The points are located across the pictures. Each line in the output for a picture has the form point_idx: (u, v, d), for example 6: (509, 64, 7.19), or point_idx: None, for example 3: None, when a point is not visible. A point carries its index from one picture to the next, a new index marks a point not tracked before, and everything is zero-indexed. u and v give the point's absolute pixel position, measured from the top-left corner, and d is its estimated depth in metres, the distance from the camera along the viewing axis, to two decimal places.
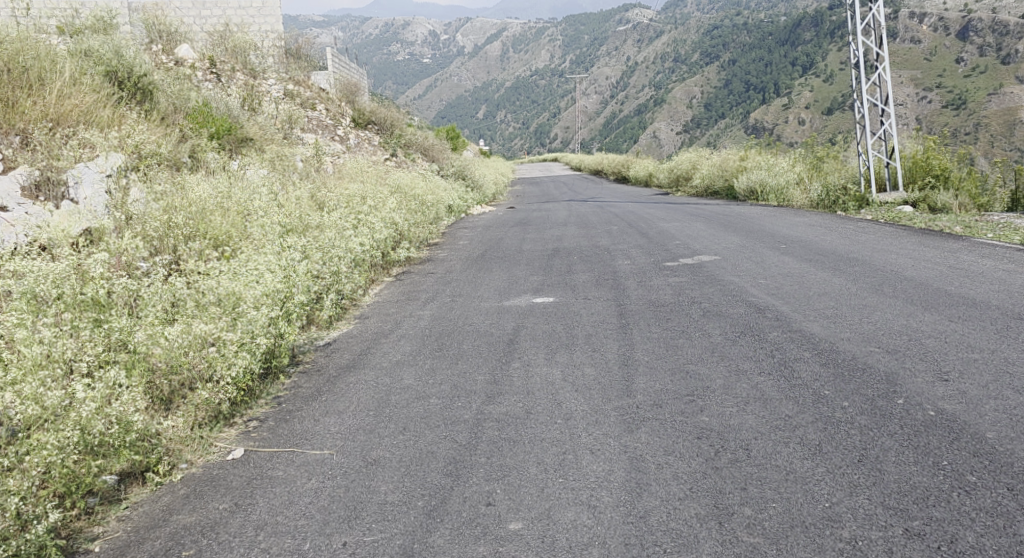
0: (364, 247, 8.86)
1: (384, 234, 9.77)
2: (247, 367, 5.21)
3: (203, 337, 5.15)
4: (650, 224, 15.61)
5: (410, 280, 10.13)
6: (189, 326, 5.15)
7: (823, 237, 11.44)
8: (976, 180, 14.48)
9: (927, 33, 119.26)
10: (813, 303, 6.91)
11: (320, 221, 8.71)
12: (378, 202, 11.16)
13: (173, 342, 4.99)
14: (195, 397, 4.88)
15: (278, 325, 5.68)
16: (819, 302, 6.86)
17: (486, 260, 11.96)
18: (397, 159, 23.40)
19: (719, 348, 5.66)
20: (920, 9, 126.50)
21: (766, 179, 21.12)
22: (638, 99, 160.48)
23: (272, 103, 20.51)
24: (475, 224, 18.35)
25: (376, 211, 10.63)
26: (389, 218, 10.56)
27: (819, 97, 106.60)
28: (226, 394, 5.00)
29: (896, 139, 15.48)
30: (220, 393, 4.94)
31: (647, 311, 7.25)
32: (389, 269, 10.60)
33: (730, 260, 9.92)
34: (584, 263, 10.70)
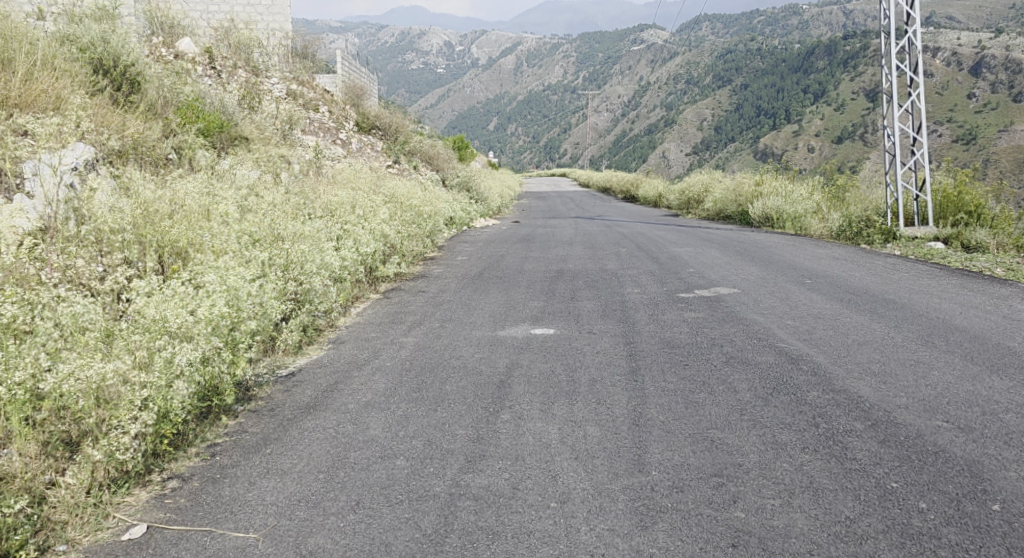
0: (343, 263, 7.93)
1: (370, 248, 8.86)
2: (168, 411, 4.31)
3: (109, 377, 4.22)
4: (661, 248, 14.68)
5: (398, 298, 9.21)
6: (92, 362, 4.23)
7: (851, 273, 10.54)
8: (1012, 220, 13.59)
9: (941, 67, 118.90)
10: (855, 353, 5.99)
11: (294, 230, 7.70)
12: (369, 212, 10.22)
13: (67, 381, 4.08)
14: (91, 453, 3.98)
15: (214, 360, 4.75)
16: (862, 353, 5.94)
17: (484, 279, 11.06)
18: (399, 167, 22.51)
19: (748, 409, 4.72)
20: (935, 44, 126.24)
21: (783, 206, 20.25)
22: (650, 119, 160.16)
23: (272, 102, 19.60)
24: (476, 239, 17.41)
25: (364, 222, 9.70)
26: (377, 228, 9.63)
27: (831, 126, 106.01)
28: (132, 450, 4.09)
29: (928, 171, 14.58)
30: (124, 448, 4.03)
31: (661, 353, 6.33)
32: (376, 284, 9.68)
33: (752, 294, 9.01)
34: (589, 290, 9.79)
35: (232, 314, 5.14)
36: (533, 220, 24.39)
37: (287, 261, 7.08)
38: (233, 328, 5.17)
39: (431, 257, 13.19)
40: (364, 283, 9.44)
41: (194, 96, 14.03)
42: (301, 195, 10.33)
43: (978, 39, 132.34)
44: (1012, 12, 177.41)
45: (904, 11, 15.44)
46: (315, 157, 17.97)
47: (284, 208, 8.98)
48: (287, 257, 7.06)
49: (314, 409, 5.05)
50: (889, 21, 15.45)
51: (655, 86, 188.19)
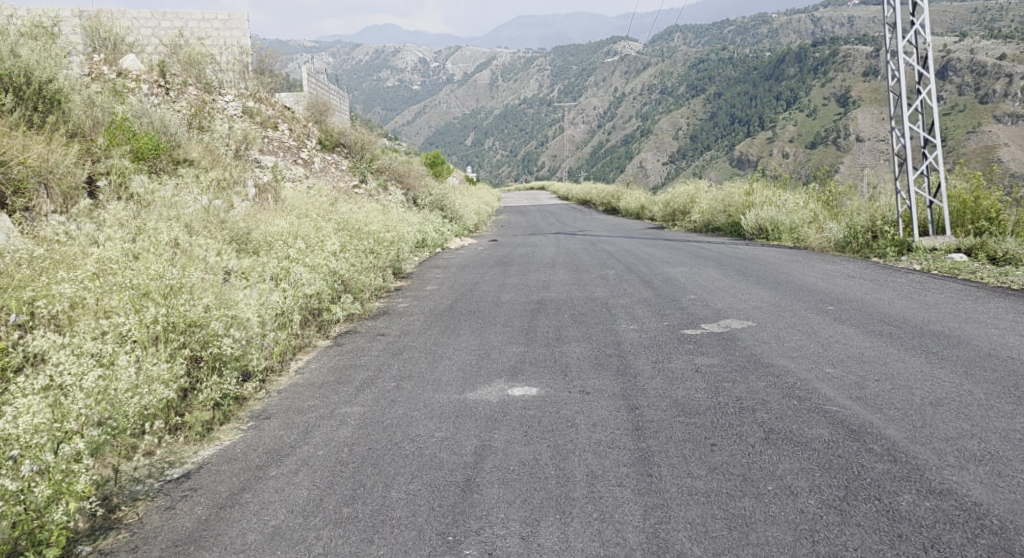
0: (267, 313, 6.39)
1: (310, 290, 7.33)
2: None
3: None
4: (653, 268, 13.27)
5: (349, 341, 7.75)
6: None
7: (879, 298, 9.27)
8: None
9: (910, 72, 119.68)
10: (934, 419, 4.68)
11: (195, 277, 5.89)
12: (318, 245, 8.67)
13: None
14: None
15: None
16: (945, 423, 4.61)
17: (453, 315, 9.64)
18: (367, 188, 20.98)
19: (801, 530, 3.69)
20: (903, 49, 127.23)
21: (778, 216, 19.03)
22: (624, 129, 159.39)
23: (226, 121, 17.97)
24: (449, 264, 15.87)
25: (307, 256, 8.17)
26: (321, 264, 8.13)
27: (806, 133, 105.92)
28: None
29: (944, 176, 13.35)
30: None
31: (676, 422, 4.88)
32: (328, 328, 8.13)
33: (773, 329, 7.64)
34: (577, 328, 8.38)
35: (56, 425, 4.19)
36: (511, 237, 22.95)
37: (182, 323, 5.47)
38: (52, 452, 4.11)
39: (396, 289, 11.69)
40: (312, 326, 7.98)
41: (124, 115, 12.34)
42: (238, 227, 8.85)
43: (943, 44, 133.94)
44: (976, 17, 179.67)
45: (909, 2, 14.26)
46: (272, 181, 16.44)
47: (206, 245, 7.42)
48: (182, 318, 5.47)
49: (199, 545, 3.93)
50: (895, 15, 14.23)
51: (629, 97, 188.29)
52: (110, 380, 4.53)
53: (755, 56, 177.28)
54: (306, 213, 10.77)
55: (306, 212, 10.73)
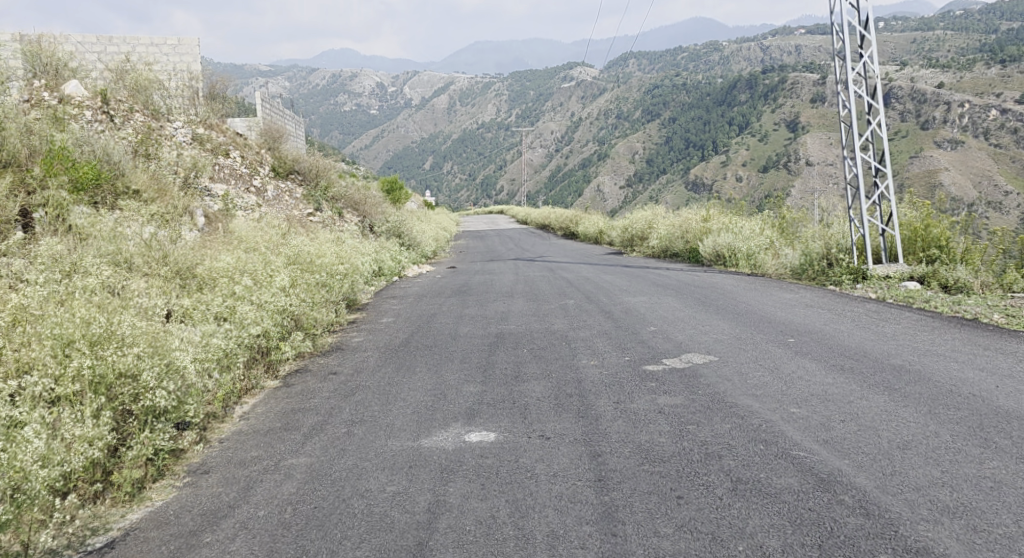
0: (205, 360, 6.16)
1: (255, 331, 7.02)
2: None
3: None
4: (612, 298, 13.13)
5: (299, 382, 7.41)
6: None
7: (838, 329, 9.20)
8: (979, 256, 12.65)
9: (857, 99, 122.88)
10: (902, 472, 4.62)
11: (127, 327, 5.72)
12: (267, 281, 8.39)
13: None
14: None
15: None
16: (912, 475, 4.60)
17: (409, 350, 9.37)
18: (322, 216, 20.62)
19: None
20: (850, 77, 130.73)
21: (735, 243, 19.09)
22: (581, 154, 160.64)
23: (174, 148, 17.49)
24: (405, 293, 15.54)
25: (253, 293, 7.86)
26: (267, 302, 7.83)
27: (758, 158, 107.78)
28: None
29: (895, 205, 13.47)
30: None
31: (642, 483, 4.72)
32: (278, 367, 7.80)
33: (735, 365, 7.49)
34: (536, 365, 8.15)
35: None
36: (470, 264, 22.74)
37: (110, 375, 5.44)
38: None
39: (351, 322, 11.36)
40: (262, 367, 7.64)
41: (62, 143, 11.81)
42: (179, 263, 8.51)
43: (886, 73, 138.05)
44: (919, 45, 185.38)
45: (858, 33, 14.44)
46: (223, 210, 16.35)
47: (141, 288, 7.13)
48: (110, 372, 5.45)
49: None
50: (845, 45, 14.35)
51: (585, 122, 190.13)
52: (17, 451, 4.64)
53: (707, 82, 180.63)
54: (254, 248, 10.40)
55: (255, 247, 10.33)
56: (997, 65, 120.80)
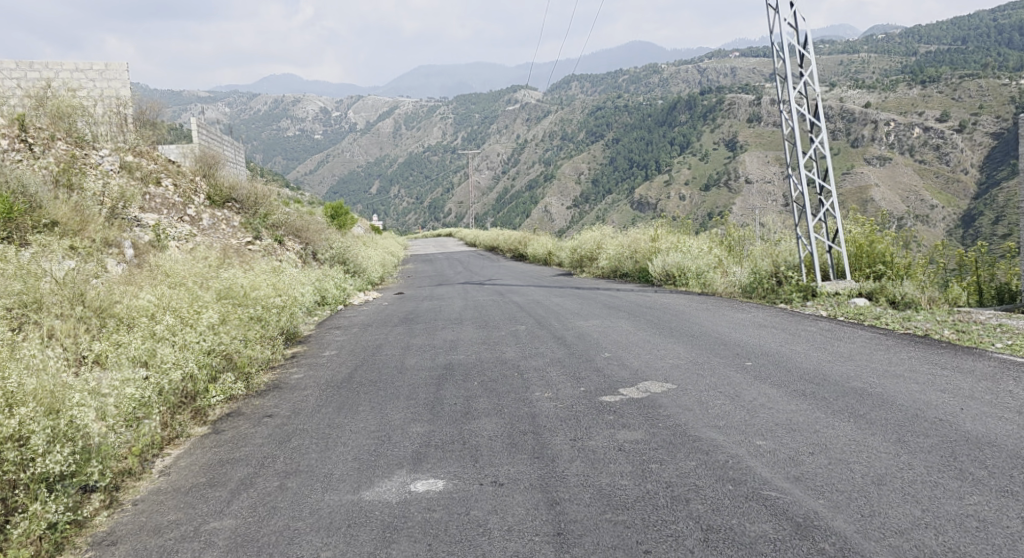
0: (111, 411, 5.79)
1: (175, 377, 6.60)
2: None
3: None
4: (564, 322, 12.78)
5: (230, 428, 6.88)
6: None
7: (792, 351, 8.96)
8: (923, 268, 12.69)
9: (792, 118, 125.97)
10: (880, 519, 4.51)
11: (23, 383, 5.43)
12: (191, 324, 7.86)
13: None
14: None
15: None
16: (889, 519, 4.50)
17: (352, 387, 8.89)
18: (261, 244, 19.97)
19: None
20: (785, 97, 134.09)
21: (683, 262, 18.97)
22: (527, 176, 161.26)
23: (99, 178, 16.70)
24: (350, 323, 15.01)
25: (176, 335, 7.42)
26: (188, 347, 7.36)
27: (700, 176, 109.38)
28: None
29: (841, 221, 13.40)
30: None
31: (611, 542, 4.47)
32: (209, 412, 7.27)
33: (694, 394, 7.16)
34: (486, 399, 7.74)
35: None
36: (417, 289, 22.25)
37: None
38: None
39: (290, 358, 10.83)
40: (191, 417, 7.03)
41: None
42: (92, 305, 8.01)
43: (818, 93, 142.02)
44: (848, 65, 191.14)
45: (797, 53, 14.40)
46: (154, 240, 15.87)
47: (44, 341, 6.65)
48: None
49: None
50: (785, 62, 14.28)
51: (529, 144, 191.45)
52: None
53: (647, 104, 183.62)
54: (180, 283, 9.76)
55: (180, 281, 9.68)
56: (919, 84, 125.61)
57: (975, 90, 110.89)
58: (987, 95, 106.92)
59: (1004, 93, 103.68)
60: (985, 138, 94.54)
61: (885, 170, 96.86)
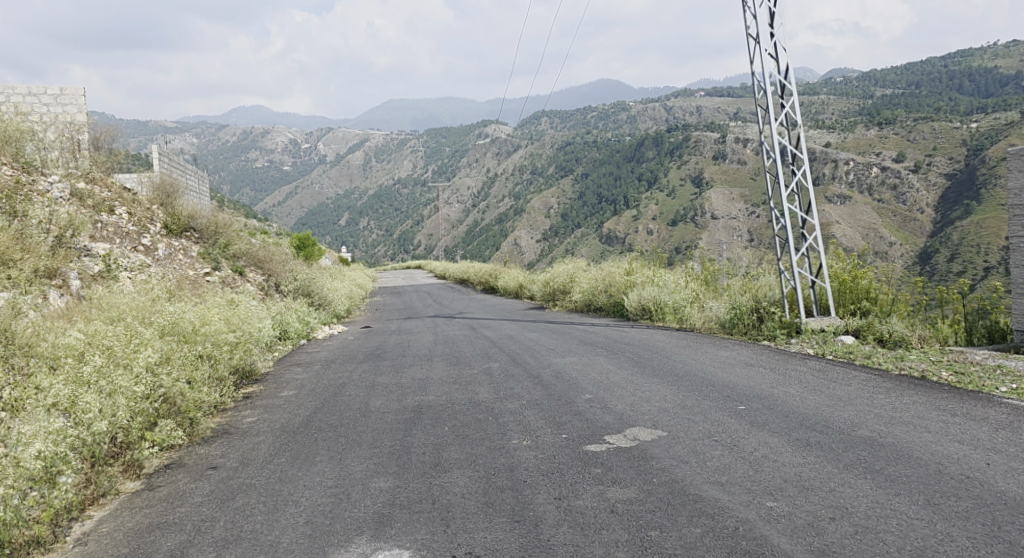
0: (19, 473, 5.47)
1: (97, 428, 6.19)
2: None
3: None
4: (539, 359, 12.12)
5: (165, 484, 6.41)
6: None
7: (786, 393, 8.29)
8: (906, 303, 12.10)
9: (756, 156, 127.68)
10: None
11: None
12: (124, 368, 7.20)
13: None
14: None
15: None
16: None
17: (309, 433, 8.19)
18: (220, 275, 19.17)
19: None
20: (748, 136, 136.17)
21: (659, 296, 18.43)
22: (496, 209, 161.35)
23: (46, 204, 15.80)
24: (312, 360, 14.18)
25: (109, 378, 6.94)
26: (115, 392, 6.72)
27: (666, 211, 110.08)
28: None
29: (825, 255, 12.73)
30: None
31: None
32: (142, 465, 6.70)
33: (689, 444, 6.46)
34: (458, 449, 7.04)
35: None
36: (385, 322, 21.51)
37: None
38: None
39: (242, 400, 10.01)
40: (122, 473, 6.49)
41: None
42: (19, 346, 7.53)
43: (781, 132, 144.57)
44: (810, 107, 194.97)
45: (779, 83, 13.82)
46: (104, 271, 15.43)
47: None
48: None
49: None
50: (766, 92, 13.79)
51: (499, 178, 191.86)
52: None
53: (615, 140, 185.50)
54: (115, 319, 8.95)
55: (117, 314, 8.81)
56: (878, 125, 128.29)
57: (930, 132, 113.48)
58: (941, 137, 109.67)
59: (959, 136, 106.11)
60: (941, 178, 96.44)
61: (847, 208, 97.93)
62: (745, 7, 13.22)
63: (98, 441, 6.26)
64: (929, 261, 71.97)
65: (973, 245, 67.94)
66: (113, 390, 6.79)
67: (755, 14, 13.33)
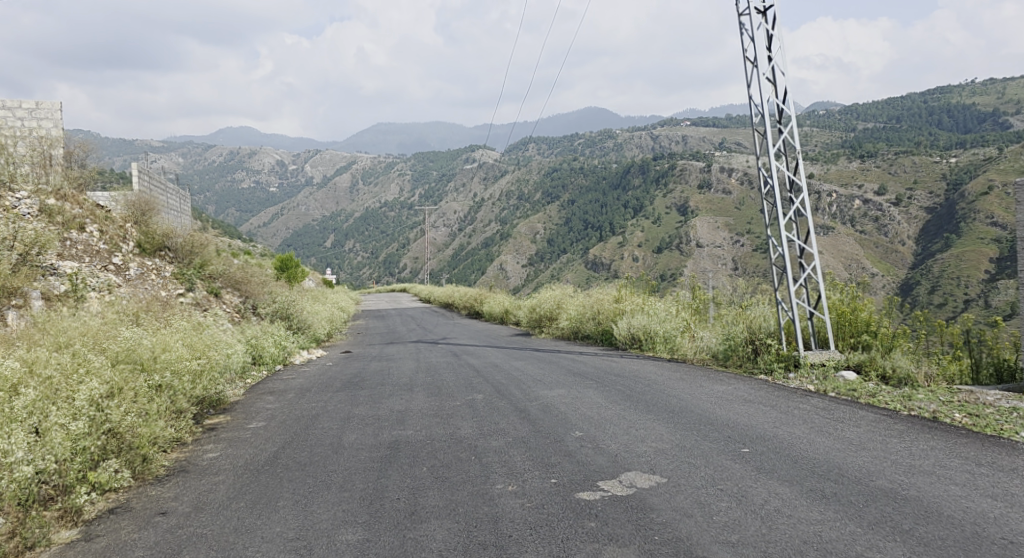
0: None
1: (26, 473, 6.03)
2: None
3: None
4: (525, 391, 11.50)
5: (105, 534, 6.17)
6: None
7: (791, 434, 7.69)
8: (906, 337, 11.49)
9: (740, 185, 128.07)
10: None
11: None
12: (63, 402, 6.93)
13: None
14: None
15: None
16: None
17: (273, 471, 7.62)
18: (194, 297, 18.51)
19: None
20: (732, 166, 136.64)
21: (649, 324, 17.86)
22: (481, 234, 160.94)
23: (12, 220, 15.09)
24: (285, 388, 13.45)
25: (50, 413, 6.72)
26: (53, 430, 6.51)
27: (651, 239, 109.98)
28: None
29: (824, 286, 12.08)
30: None
31: None
32: (83, 509, 6.56)
33: (692, 493, 5.88)
34: (437, 494, 6.46)
35: None
36: (366, 347, 20.86)
37: None
38: None
39: (205, 432, 9.40)
40: (57, 521, 6.31)
41: None
42: None
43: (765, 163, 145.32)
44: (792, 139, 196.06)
45: (777, 108, 13.23)
46: (71, 291, 14.82)
47: None
48: None
49: None
50: (764, 117, 13.23)
51: (484, 203, 191.54)
52: None
53: (600, 168, 186.06)
54: (65, 344, 8.31)
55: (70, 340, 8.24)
56: (860, 157, 129.14)
57: (912, 164, 114.26)
58: (922, 170, 110.50)
59: (939, 170, 107.01)
60: (921, 211, 97.03)
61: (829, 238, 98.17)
62: (743, 27, 12.74)
63: (23, 486, 6.10)
64: (909, 292, 72.10)
65: (952, 277, 68.05)
66: (53, 427, 6.60)
67: (752, 36, 12.79)
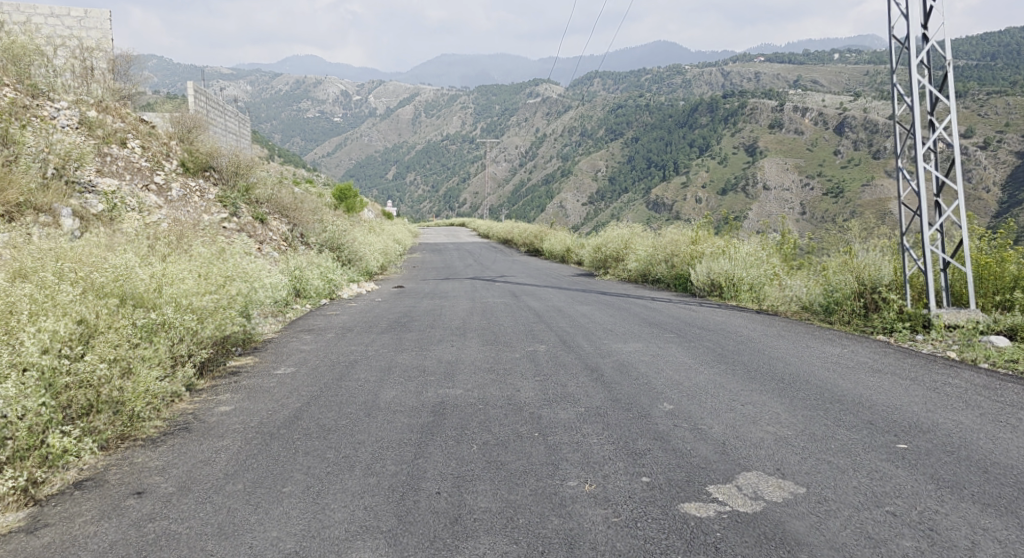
0: None
1: None
2: None
3: None
4: (595, 343, 9.77)
5: (55, 523, 4.81)
6: None
7: (956, 423, 5.84)
8: None
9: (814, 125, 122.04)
10: None
11: None
12: (11, 345, 5.55)
13: None
14: None
15: None
16: None
17: (289, 437, 6.08)
18: (239, 222, 17.02)
19: None
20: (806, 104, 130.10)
21: (732, 270, 15.81)
22: (541, 170, 157.83)
23: (45, 130, 13.84)
24: (326, 326, 11.95)
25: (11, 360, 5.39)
26: None
27: (717, 179, 105.91)
28: None
29: (966, 231, 9.74)
30: None
31: None
32: (46, 480, 5.26)
33: (852, 516, 4.49)
34: (489, 491, 4.86)
35: None
36: (421, 282, 19.33)
37: None
38: None
39: (223, 379, 7.94)
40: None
41: None
42: None
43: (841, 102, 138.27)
44: (870, 75, 186.07)
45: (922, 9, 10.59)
46: (108, 211, 13.51)
47: None
48: None
49: None
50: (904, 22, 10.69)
51: (546, 138, 187.67)
52: None
53: (666, 104, 179.90)
54: (44, 271, 6.84)
55: (50, 266, 6.79)
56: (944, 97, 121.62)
57: (1003, 106, 107.08)
58: (1014, 112, 103.44)
59: None
60: (1009, 155, 91.20)
61: None
62: None
63: None
64: None
65: None
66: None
67: None
